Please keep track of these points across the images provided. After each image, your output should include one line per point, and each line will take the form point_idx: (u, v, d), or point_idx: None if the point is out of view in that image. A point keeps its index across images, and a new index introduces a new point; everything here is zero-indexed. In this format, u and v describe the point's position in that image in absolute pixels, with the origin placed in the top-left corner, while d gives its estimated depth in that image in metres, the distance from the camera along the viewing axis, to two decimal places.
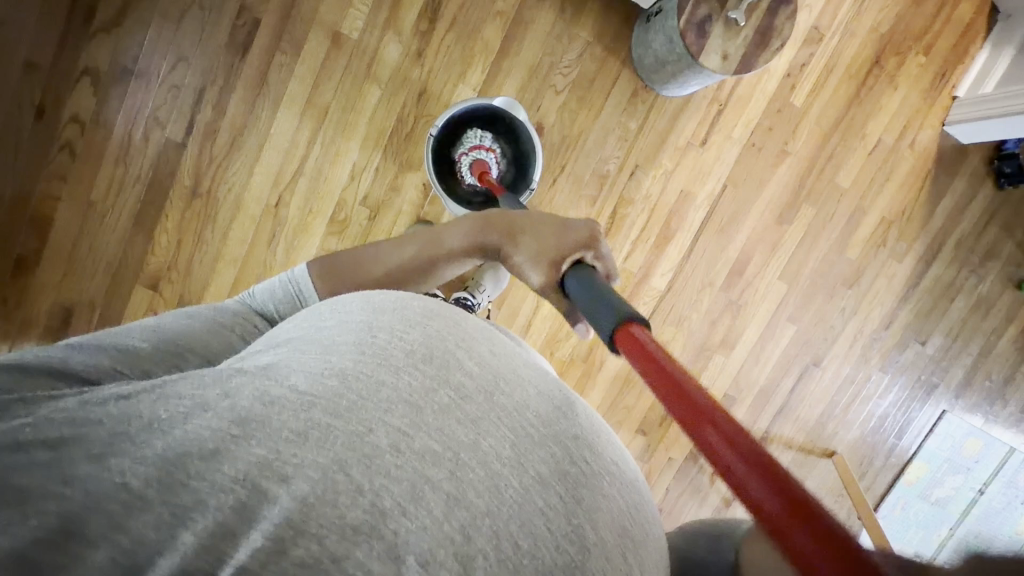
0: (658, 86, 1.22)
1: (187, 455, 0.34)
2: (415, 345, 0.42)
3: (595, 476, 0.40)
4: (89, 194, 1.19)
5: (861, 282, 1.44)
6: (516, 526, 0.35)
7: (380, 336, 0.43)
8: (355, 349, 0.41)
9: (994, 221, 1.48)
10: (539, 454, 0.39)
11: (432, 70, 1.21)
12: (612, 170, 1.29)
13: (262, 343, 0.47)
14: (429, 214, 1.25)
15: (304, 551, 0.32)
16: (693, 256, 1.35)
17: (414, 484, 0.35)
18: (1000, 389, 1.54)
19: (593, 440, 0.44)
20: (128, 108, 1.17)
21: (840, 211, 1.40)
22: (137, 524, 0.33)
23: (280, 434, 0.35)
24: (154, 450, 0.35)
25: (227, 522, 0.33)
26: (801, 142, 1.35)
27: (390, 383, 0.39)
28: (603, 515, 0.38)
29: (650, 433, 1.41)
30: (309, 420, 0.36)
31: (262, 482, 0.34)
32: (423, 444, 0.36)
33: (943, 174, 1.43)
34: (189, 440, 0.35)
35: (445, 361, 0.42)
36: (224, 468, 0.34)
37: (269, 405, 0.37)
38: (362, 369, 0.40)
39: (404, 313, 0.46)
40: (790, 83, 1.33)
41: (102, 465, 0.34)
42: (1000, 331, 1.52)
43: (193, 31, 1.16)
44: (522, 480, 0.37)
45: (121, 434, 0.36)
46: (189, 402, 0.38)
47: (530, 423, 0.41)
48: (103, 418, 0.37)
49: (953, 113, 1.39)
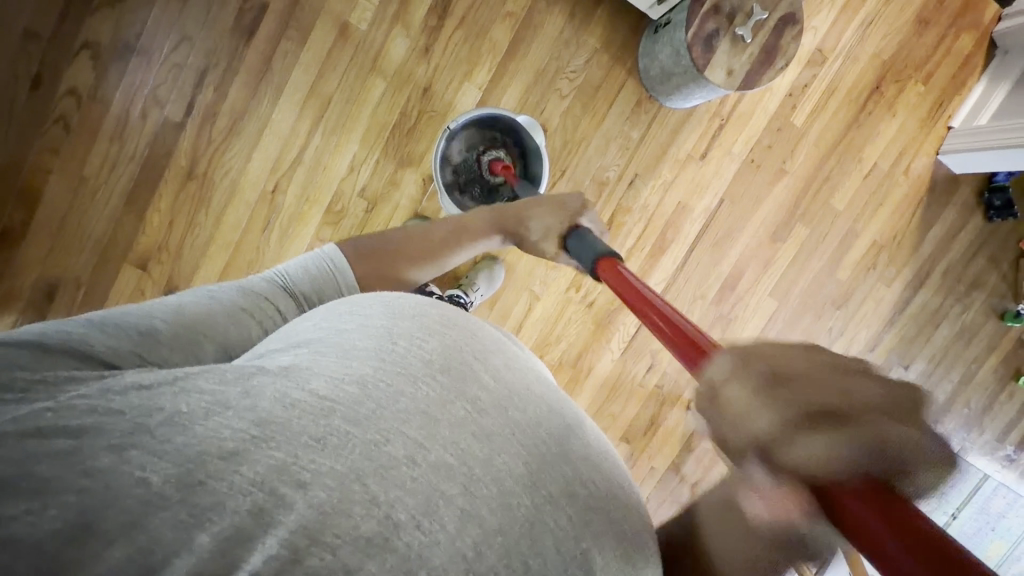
0: (662, 97, 1.23)
1: (207, 455, 0.34)
2: (433, 354, 0.42)
3: (602, 498, 0.41)
4: (82, 169, 1.17)
5: (849, 303, 1.46)
6: (525, 546, 0.35)
7: (400, 344, 0.42)
8: (374, 356, 0.41)
9: (981, 251, 1.51)
10: (551, 473, 0.39)
11: (438, 67, 1.21)
12: (611, 177, 1.29)
13: (280, 341, 0.46)
14: (427, 211, 1.25)
15: (318, 561, 0.31)
16: (686, 269, 1.36)
17: (428, 497, 0.35)
18: (978, 417, 1.57)
19: (601, 459, 0.44)
20: (128, 85, 1.15)
21: (834, 232, 1.42)
22: (155, 521, 0.32)
23: (299, 439, 0.35)
24: (175, 444, 0.34)
25: (243, 526, 0.32)
26: (799, 162, 1.37)
27: (409, 393, 0.39)
28: (609, 538, 0.39)
29: (633, 442, 1.41)
30: (328, 427, 0.36)
31: (279, 487, 0.33)
32: (439, 457, 0.36)
33: (934, 202, 1.46)
34: (210, 439, 0.34)
35: (462, 373, 0.41)
36: (242, 471, 0.34)
37: (289, 408, 0.36)
38: (382, 377, 0.39)
39: (422, 321, 0.45)
40: (792, 102, 1.34)
41: (122, 457, 0.33)
42: (982, 360, 1.55)
43: (199, 11, 1.15)
44: (534, 498, 0.37)
45: (142, 426, 0.35)
46: (210, 399, 0.37)
47: (544, 440, 0.41)
48: (125, 408, 0.36)
49: (947, 143, 1.42)
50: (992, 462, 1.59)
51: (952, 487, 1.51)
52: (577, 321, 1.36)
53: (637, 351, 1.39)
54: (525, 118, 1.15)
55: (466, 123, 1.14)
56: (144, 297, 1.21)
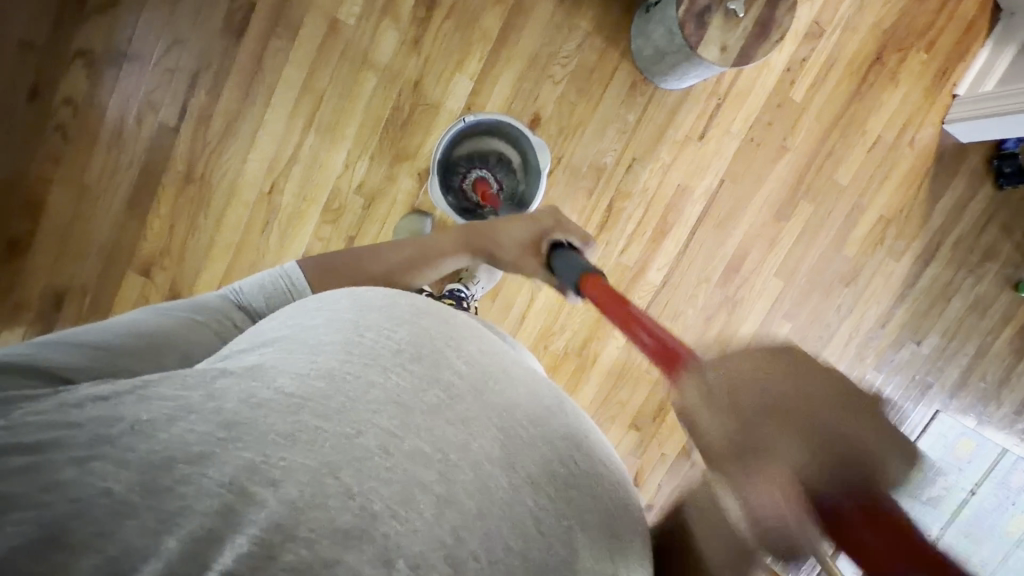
0: (658, 78, 1.21)
1: (174, 461, 0.33)
2: (403, 344, 0.41)
3: (583, 477, 0.40)
4: (82, 178, 1.18)
5: (857, 280, 1.45)
6: (507, 527, 0.35)
7: (368, 335, 0.42)
8: (342, 348, 0.40)
9: (992, 221, 1.47)
10: (529, 454, 0.39)
11: (428, 59, 1.20)
12: (609, 162, 1.28)
13: (246, 341, 0.45)
14: (424, 204, 1.24)
15: (294, 556, 0.31)
16: (690, 252, 1.36)
17: (404, 486, 0.34)
18: (994, 391, 1.57)
19: (583, 440, 0.44)
20: (122, 92, 1.16)
21: (839, 208, 1.39)
22: (123, 531, 0.31)
23: (268, 437, 0.34)
24: (138, 453, 0.33)
25: (214, 527, 0.32)
26: (801, 138, 1.34)
27: (379, 383, 0.38)
28: (594, 516, 0.38)
29: (643, 429, 1.46)
30: (297, 423, 0.35)
31: (250, 486, 0.33)
32: (413, 445, 0.36)
33: (943, 172, 1.42)
34: (175, 445, 0.34)
35: (434, 360, 0.41)
36: (210, 473, 0.33)
37: (255, 408, 0.36)
38: (350, 369, 0.39)
39: (391, 312, 0.45)
40: (792, 77, 1.31)
41: (85, 469, 0.33)
42: (997, 332, 1.53)
43: (189, 14, 1.15)
44: (513, 480, 0.37)
45: (103, 438, 0.34)
46: (173, 404, 0.36)
47: (521, 422, 0.40)
48: (82, 421, 0.35)
49: (953, 112, 1.38)
50: (1010, 436, 1.60)
51: (972, 463, 1.54)
52: (581, 308, 1.37)
53: None
54: (537, 139, 1.13)
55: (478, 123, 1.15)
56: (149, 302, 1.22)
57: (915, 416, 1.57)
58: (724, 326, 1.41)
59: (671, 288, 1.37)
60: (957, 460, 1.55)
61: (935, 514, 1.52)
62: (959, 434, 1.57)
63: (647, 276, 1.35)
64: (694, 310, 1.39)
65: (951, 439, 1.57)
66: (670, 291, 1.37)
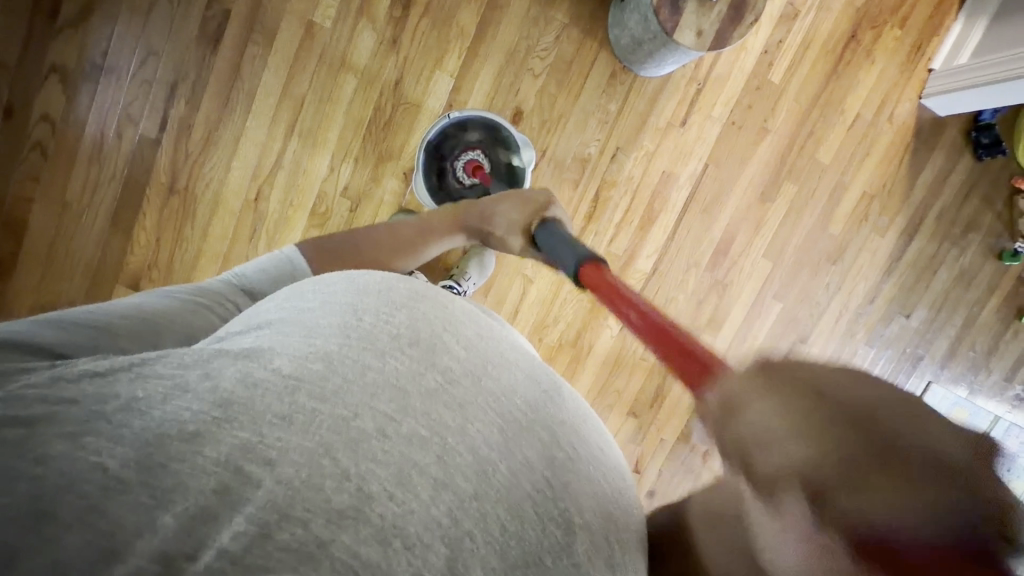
0: (636, 67, 1.22)
1: (167, 437, 0.33)
2: (401, 329, 0.42)
3: (578, 461, 0.41)
4: (64, 195, 1.17)
5: (844, 257, 1.46)
6: (503, 508, 0.35)
7: (365, 319, 0.42)
8: (340, 333, 0.41)
9: (973, 192, 1.49)
10: (525, 437, 0.39)
11: (407, 58, 1.20)
12: (592, 153, 1.29)
13: (241, 324, 0.45)
14: (411, 204, 1.25)
15: (289, 536, 0.31)
16: (677, 238, 1.37)
17: (399, 468, 0.34)
18: (983, 359, 1.60)
19: (578, 424, 0.45)
20: (99, 105, 1.15)
21: (822, 186, 1.40)
22: (115, 506, 0.30)
23: (264, 417, 0.35)
24: (132, 429, 0.33)
25: (208, 505, 0.31)
26: (781, 120, 1.35)
27: (376, 367, 0.39)
28: (586, 498, 0.39)
29: (641, 416, 1.48)
30: (294, 404, 0.35)
31: (245, 466, 0.33)
32: (411, 428, 0.36)
33: (922, 147, 1.44)
34: (169, 422, 0.34)
35: (431, 345, 0.42)
36: (205, 451, 0.33)
37: (252, 387, 0.36)
38: (348, 353, 0.39)
39: (389, 297, 0.46)
40: (768, 60, 1.32)
41: (76, 444, 0.32)
42: (983, 302, 1.56)
43: (163, 24, 1.14)
44: (509, 463, 0.37)
45: (96, 414, 0.33)
46: (169, 383, 0.36)
47: (518, 407, 0.41)
48: (77, 396, 0.34)
49: (929, 86, 1.40)
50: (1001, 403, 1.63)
51: None
52: (573, 300, 1.37)
53: None
54: (524, 140, 1.15)
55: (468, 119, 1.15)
56: None
57: (909, 388, 1.59)
58: (715, 310, 1.43)
59: (660, 275, 1.38)
60: None
61: None
62: (953, 403, 1.60)
63: (636, 265, 1.36)
64: (684, 296, 1.41)
65: (945, 409, 1.60)
66: (660, 278, 1.39)
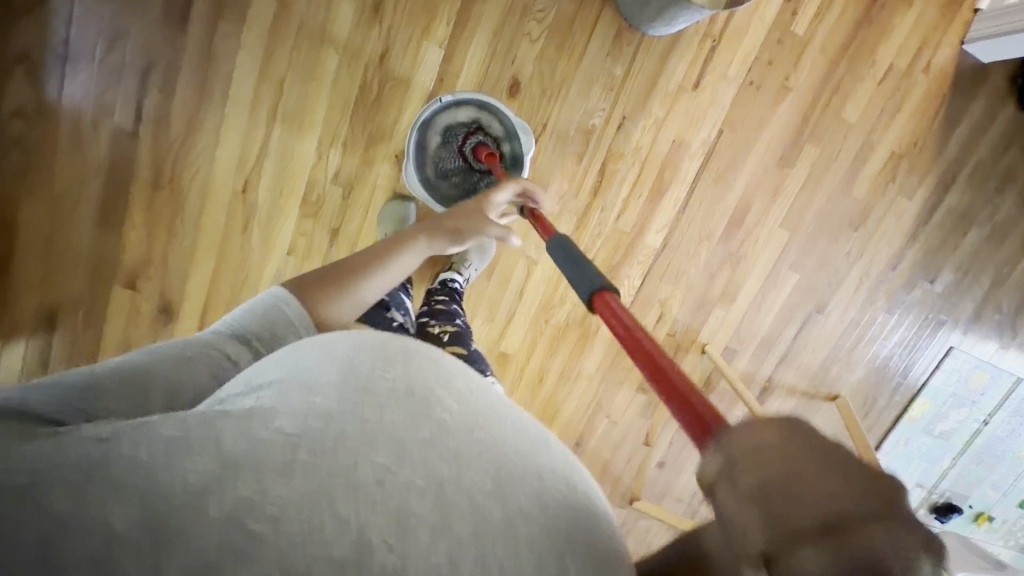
0: (644, 25, 1.10)
1: (153, 497, 0.29)
2: (397, 378, 0.39)
3: (599, 519, 0.37)
4: (48, 193, 1.13)
5: (867, 223, 1.38)
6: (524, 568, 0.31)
7: (362, 367, 0.39)
8: (335, 383, 0.37)
9: (1014, 146, 1.38)
10: (537, 485, 0.36)
11: (392, 27, 1.09)
12: (597, 123, 1.20)
13: (235, 386, 0.41)
14: (406, 188, 1.19)
15: None
16: (689, 210, 1.30)
17: (405, 524, 0.31)
18: (1010, 321, 1.55)
19: (591, 486, 0.41)
20: (71, 96, 1.08)
21: (847, 147, 1.30)
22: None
23: (257, 473, 0.31)
24: (111, 492, 0.28)
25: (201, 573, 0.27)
26: (805, 75, 1.23)
27: (374, 416, 0.35)
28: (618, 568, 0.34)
29: (651, 391, 1.48)
30: (290, 457, 0.32)
31: (239, 528, 0.28)
32: (412, 480, 0.32)
33: (961, 98, 1.31)
34: (156, 481, 0.29)
35: (428, 392, 0.39)
36: (195, 514, 0.28)
37: (244, 440, 0.32)
38: (344, 403, 0.36)
39: (384, 350, 0.43)
40: (792, 7, 1.18)
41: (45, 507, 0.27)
42: (1014, 263, 1.49)
43: (126, 3, 1.05)
44: (525, 515, 0.33)
45: (73, 471, 0.29)
46: (154, 439, 0.32)
47: (525, 454, 0.38)
48: (51, 458, 0.30)
49: (973, 29, 1.25)
50: None
51: (985, 396, 1.60)
52: None
53: (645, 301, 1.37)
54: (524, 126, 1.05)
55: (459, 105, 1.07)
56: (142, 314, 1.21)
57: (929, 354, 1.56)
58: (728, 283, 1.38)
59: (671, 249, 1.33)
60: (971, 394, 1.61)
61: (948, 446, 1.63)
62: (974, 366, 1.59)
63: (645, 240, 1.31)
64: (696, 270, 1.36)
65: (965, 373, 1.60)
66: (671, 253, 1.33)
